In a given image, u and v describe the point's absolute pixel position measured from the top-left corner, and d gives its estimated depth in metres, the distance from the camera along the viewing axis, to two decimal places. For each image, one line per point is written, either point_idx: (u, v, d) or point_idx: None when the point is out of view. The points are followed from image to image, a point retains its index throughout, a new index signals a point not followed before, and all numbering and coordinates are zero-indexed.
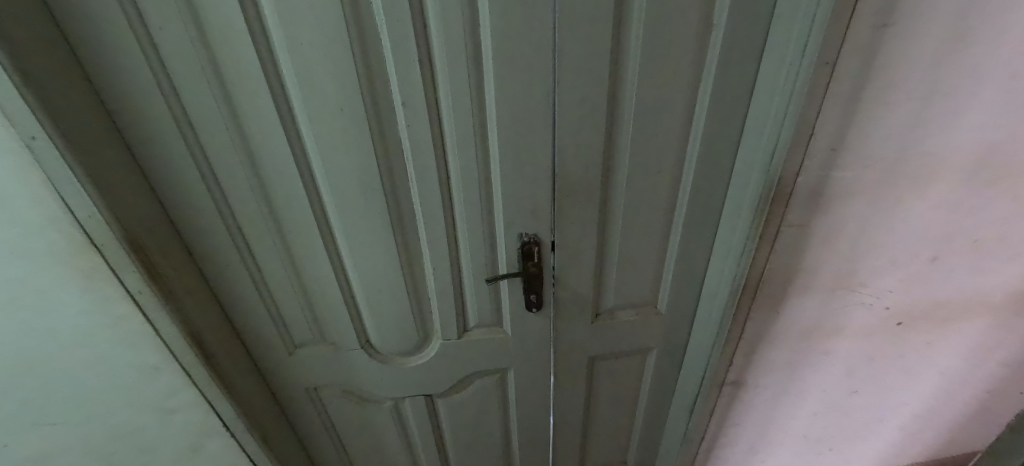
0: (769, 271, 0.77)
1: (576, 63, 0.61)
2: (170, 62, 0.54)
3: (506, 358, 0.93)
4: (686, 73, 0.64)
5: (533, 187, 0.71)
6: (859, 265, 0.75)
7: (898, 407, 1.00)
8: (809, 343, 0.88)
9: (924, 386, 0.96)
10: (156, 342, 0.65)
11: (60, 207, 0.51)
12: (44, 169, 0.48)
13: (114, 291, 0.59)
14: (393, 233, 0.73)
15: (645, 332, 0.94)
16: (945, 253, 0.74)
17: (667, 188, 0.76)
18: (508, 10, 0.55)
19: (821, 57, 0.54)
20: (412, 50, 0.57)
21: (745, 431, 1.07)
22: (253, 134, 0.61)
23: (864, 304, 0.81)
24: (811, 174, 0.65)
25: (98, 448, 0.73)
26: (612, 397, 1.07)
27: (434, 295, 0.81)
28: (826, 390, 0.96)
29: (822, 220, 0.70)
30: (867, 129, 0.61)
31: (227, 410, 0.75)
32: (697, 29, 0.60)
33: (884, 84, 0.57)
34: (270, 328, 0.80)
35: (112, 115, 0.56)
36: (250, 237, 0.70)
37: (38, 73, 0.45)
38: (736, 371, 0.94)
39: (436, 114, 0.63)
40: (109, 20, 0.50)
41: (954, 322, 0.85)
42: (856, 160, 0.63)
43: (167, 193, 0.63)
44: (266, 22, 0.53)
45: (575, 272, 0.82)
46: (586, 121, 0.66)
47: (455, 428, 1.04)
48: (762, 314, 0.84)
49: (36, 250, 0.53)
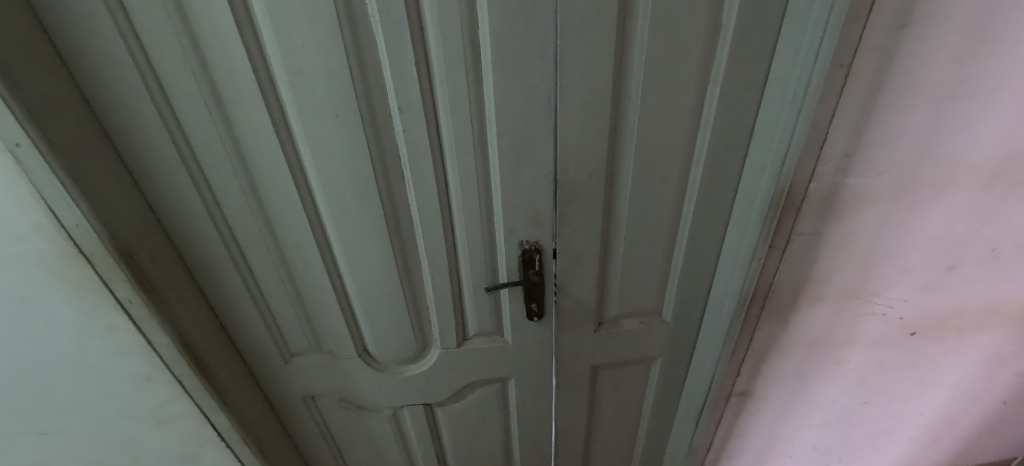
0: (779, 279, 0.75)
1: (579, 66, 0.59)
2: (158, 65, 0.52)
3: (506, 367, 0.90)
4: (694, 77, 0.62)
5: (534, 195, 0.69)
6: (872, 275, 0.73)
7: (910, 418, 0.96)
8: (819, 353, 0.85)
9: (937, 397, 0.93)
10: (148, 352, 0.63)
11: (47, 214, 0.50)
12: (29, 176, 0.46)
13: (103, 301, 0.57)
14: (391, 239, 0.71)
15: (649, 340, 0.92)
16: (962, 262, 0.71)
17: (672, 195, 0.73)
18: (508, 12, 0.53)
19: (835, 60, 0.52)
20: (409, 54, 0.55)
21: (752, 442, 1.04)
22: (246, 139, 0.59)
23: (877, 314, 0.78)
24: (824, 181, 0.63)
25: (91, 457, 0.71)
26: (616, 406, 1.04)
27: (434, 304, 0.80)
28: (836, 401, 0.93)
29: (834, 228, 0.68)
30: (882, 136, 0.58)
31: (222, 420, 0.73)
32: (705, 29, 0.58)
33: (901, 88, 0.54)
34: (266, 336, 0.78)
35: (100, 120, 0.55)
36: (244, 244, 0.69)
37: (22, 77, 0.44)
38: (743, 382, 0.91)
39: (434, 119, 0.61)
40: (97, 22, 0.48)
41: (969, 334, 0.82)
42: (871, 166, 0.61)
43: (159, 200, 0.62)
44: (257, 24, 0.52)
45: (578, 281, 0.80)
46: (590, 126, 0.64)
47: (456, 437, 1.02)
48: (771, 324, 0.81)
49: (23, 258, 0.52)
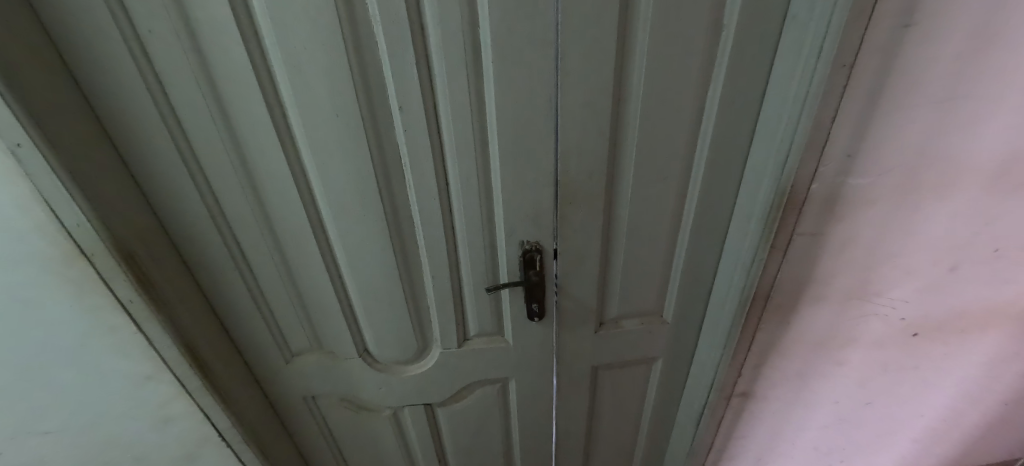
0: (780, 279, 0.74)
1: (580, 65, 0.58)
2: (159, 65, 0.52)
3: (507, 368, 0.90)
4: (695, 76, 0.62)
5: (535, 195, 0.69)
6: (874, 276, 0.72)
7: (912, 419, 0.96)
8: (821, 354, 0.85)
9: (939, 398, 0.92)
10: (149, 352, 0.63)
11: (47, 215, 0.50)
12: (30, 176, 0.46)
13: (104, 301, 0.57)
14: (391, 240, 0.71)
15: (650, 340, 0.92)
16: (965, 262, 0.70)
17: (673, 195, 0.73)
18: (509, 11, 0.53)
19: (837, 60, 0.52)
20: (410, 54, 0.55)
21: (753, 442, 1.04)
22: (247, 140, 0.59)
23: (879, 315, 0.78)
24: (825, 182, 0.62)
25: (93, 457, 0.72)
26: (617, 407, 1.04)
27: (434, 304, 0.79)
28: (837, 402, 0.93)
29: (836, 228, 0.67)
30: (884, 136, 0.58)
31: (223, 420, 0.73)
32: (706, 29, 0.58)
33: (903, 88, 0.54)
34: (266, 336, 0.78)
35: (101, 121, 0.55)
36: (245, 245, 0.69)
37: (22, 77, 0.44)
38: (744, 382, 0.91)
39: (435, 119, 0.61)
40: (97, 23, 0.48)
41: (971, 334, 0.81)
42: (873, 167, 0.61)
43: (160, 200, 0.62)
44: (258, 24, 0.51)
45: (579, 281, 0.80)
46: (590, 126, 0.64)
47: (456, 437, 1.02)
48: (772, 324, 0.81)
49: (24, 258, 0.52)
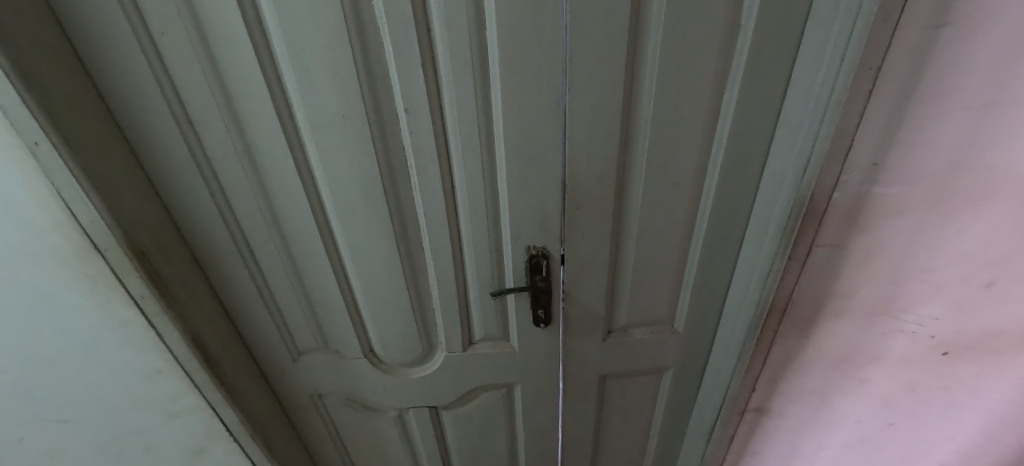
0: (799, 290, 0.71)
1: (590, 66, 0.57)
2: (171, 66, 0.53)
3: (512, 373, 0.89)
4: (710, 80, 0.60)
5: (542, 200, 0.68)
6: (901, 291, 0.68)
7: (941, 442, 0.89)
8: (841, 370, 0.81)
9: (973, 422, 0.84)
10: (159, 348, 0.64)
11: (63, 210, 0.51)
12: (46, 174, 0.48)
13: (117, 296, 0.58)
14: (397, 243, 0.71)
15: (660, 350, 0.89)
16: (1002, 278, 0.64)
17: (686, 201, 0.71)
18: (516, 11, 0.52)
19: (864, 61, 0.49)
20: (415, 54, 0.54)
21: (768, 458, 1.00)
22: (255, 139, 0.60)
23: (905, 332, 0.73)
24: (849, 190, 0.59)
25: (106, 446, 0.73)
26: (626, 416, 1.01)
27: (439, 307, 0.79)
28: (859, 421, 0.88)
29: (860, 240, 0.64)
30: (914, 143, 0.54)
31: (229, 415, 0.74)
32: (723, 31, 0.56)
33: (937, 92, 0.50)
34: (274, 334, 0.79)
35: (117, 121, 0.56)
36: (252, 242, 0.69)
37: (42, 77, 0.45)
38: (758, 398, 0.88)
39: (441, 122, 0.60)
40: (113, 25, 0.49)
41: (1008, 356, 0.74)
42: (901, 176, 0.57)
43: (173, 198, 0.63)
44: (266, 25, 0.52)
45: (588, 288, 0.78)
46: (599, 130, 0.62)
47: (460, 440, 1.01)
48: (789, 338, 0.78)
49: (41, 252, 0.53)
